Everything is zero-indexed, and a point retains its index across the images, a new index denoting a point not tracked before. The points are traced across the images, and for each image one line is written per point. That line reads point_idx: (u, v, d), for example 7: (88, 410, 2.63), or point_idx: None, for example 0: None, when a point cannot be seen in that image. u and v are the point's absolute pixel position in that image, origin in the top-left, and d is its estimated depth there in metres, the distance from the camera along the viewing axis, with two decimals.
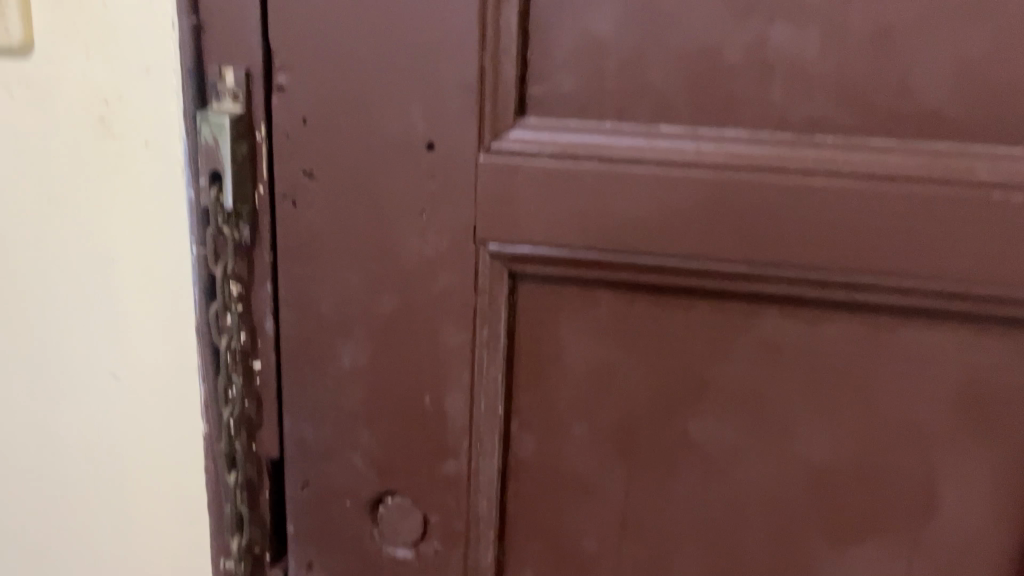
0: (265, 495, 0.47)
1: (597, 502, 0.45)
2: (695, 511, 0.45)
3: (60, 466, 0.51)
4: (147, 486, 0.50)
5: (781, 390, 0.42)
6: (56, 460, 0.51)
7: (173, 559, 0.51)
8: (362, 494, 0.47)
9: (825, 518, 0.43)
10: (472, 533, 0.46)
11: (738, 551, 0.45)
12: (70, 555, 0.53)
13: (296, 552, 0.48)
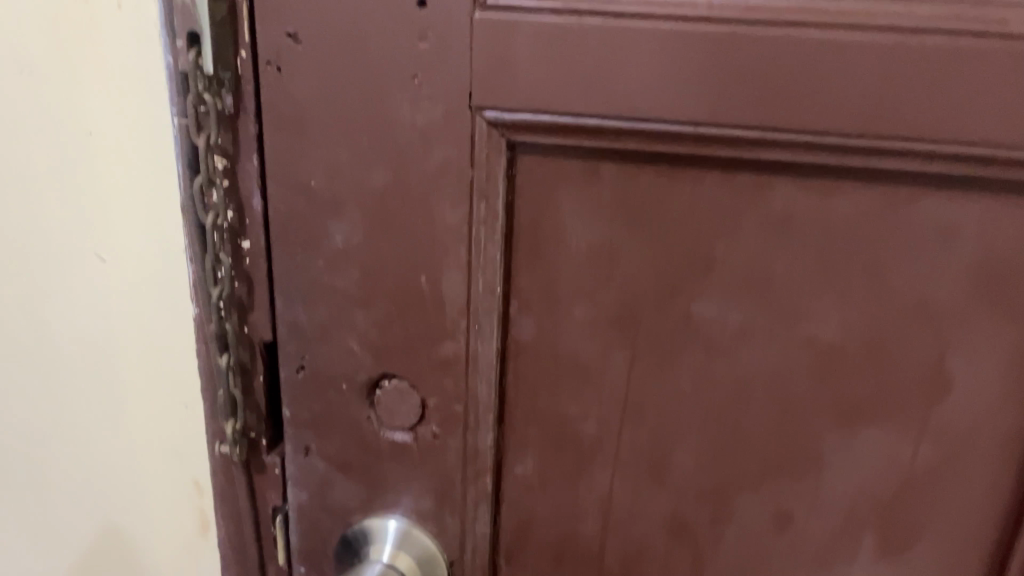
0: (259, 379, 0.46)
1: (598, 384, 0.44)
2: (699, 395, 0.43)
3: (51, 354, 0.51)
4: (137, 371, 0.49)
5: (793, 266, 0.40)
6: (46, 348, 0.50)
7: (171, 443, 0.50)
8: (359, 376, 0.46)
9: (833, 400, 0.42)
10: (471, 416, 0.45)
11: (741, 435, 0.43)
12: (71, 440, 0.53)
13: (294, 436, 0.48)
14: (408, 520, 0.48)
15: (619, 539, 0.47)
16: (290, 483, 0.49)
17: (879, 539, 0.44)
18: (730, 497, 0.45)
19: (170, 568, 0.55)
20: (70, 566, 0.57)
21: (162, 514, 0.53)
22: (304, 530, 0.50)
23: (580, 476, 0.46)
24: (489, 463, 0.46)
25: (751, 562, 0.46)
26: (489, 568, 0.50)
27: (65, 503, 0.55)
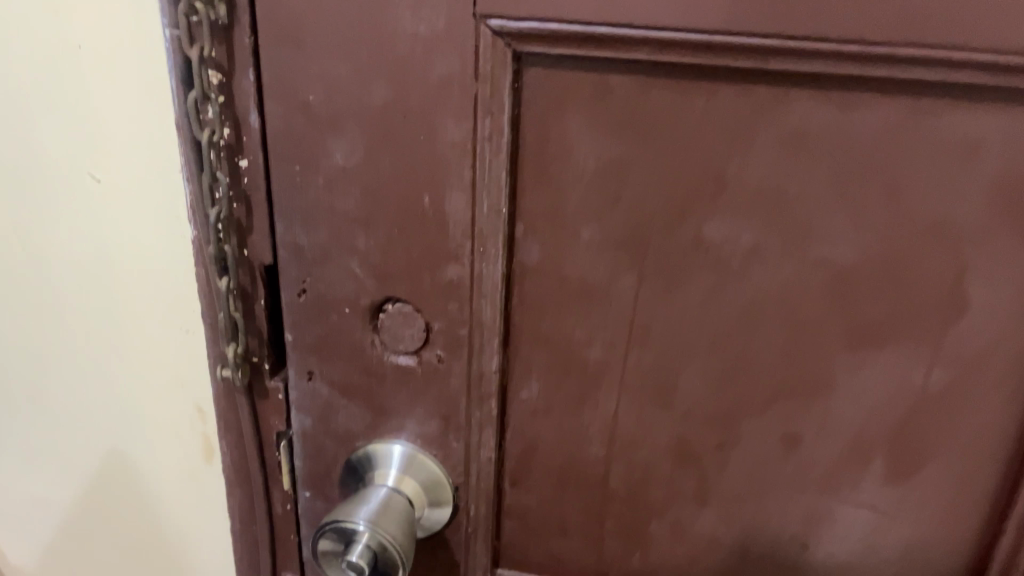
0: (260, 303, 0.46)
1: (605, 307, 0.43)
2: (708, 318, 0.42)
3: (49, 280, 0.50)
4: (136, 296, 0.48)
5: (809, 184, 0.38)
6: (44, 274, 0.50)
7: (173, 368, 0.50)
8: (362, 300, 0.45)
9: (845, 321, 0.41)
10: (476, 339, 0.45)
11: (750, 358, 0.42)
12: (71, 366, 0.52)
13: (296, 361, 0.47)
14: (413, 445, 0.48)
15: (624, 463, 0.47)
16: (293, 408, 0.49)
17: (887, 464, 0.43)
18: (736, 421, 0.44)
19: (175, 493, 0.55)
20: (78, 490, 0.57)
21: (165, 441, 0.53)
22: (309, 455, 0.50)
23: (585, 400, 0.46)
24: (494, 387, 0.46)
25: (758, 487, 0.46)
26: (494, 492, 0.50)
27: (70, 428, 0.55)
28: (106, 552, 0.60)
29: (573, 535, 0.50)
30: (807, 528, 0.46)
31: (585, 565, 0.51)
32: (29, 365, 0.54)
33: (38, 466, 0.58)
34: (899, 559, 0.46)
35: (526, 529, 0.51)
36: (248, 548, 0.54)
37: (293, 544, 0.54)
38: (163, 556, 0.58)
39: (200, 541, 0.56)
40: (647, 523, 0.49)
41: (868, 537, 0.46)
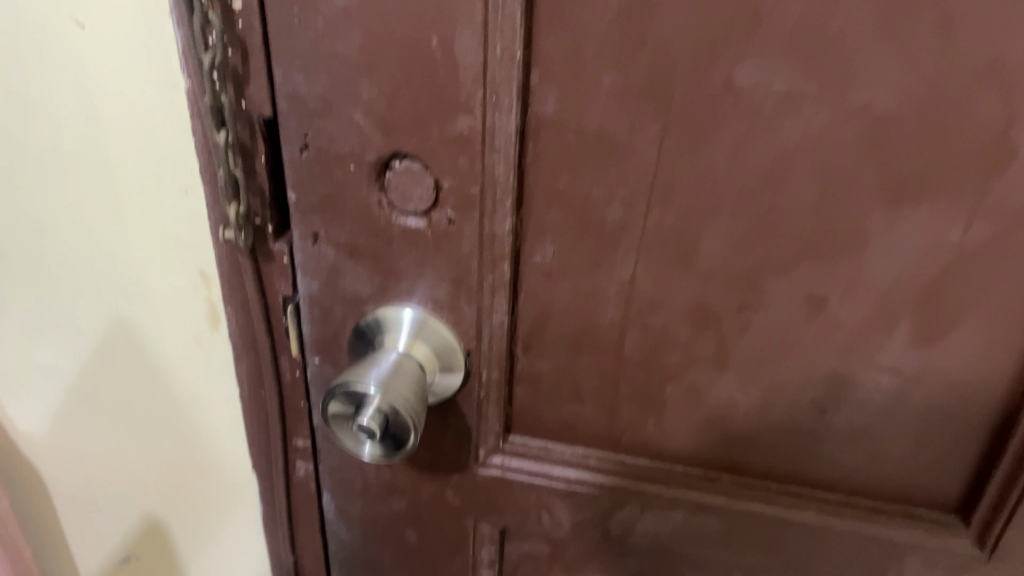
0: (260, 160, 0.44)
1: (625, 162, 0.40)
2: (734, 172, 0.40)
3: (35, 145, 0.47)
4: (129, 157, 0.46)
5: (856, 24, 0.35)
6: (29, 139, 0.47)
7: (172, 231, 0.48)
8: (367, 157, 0.42)
9: (880, 174, 0.38)
10: (488, 198, 0.42)
11: (776, 215, 0.40)
12: (63, 231, 0.50)
13: (300, 222, 0.45)
14: (423, 310, 0.47)
15: (640, 328, 0.46)
16: (299, 272, 0.47)
17: (914, 326, 0.42)
18: (758, 282, 0.43)
19: (182, 359, 0.54)
20: (83, 357, 0.57)
21: (169, 306, 0.52)
22: (316, 320, 0.49)
23: (602, 262, 0.44)
24: (506, 249, 0.44)
25: (777, 351, 0.45)
26: (506, 358, 0.48)
27: (69, 295, 0.54)
28: (116, 418, 0.60)
29: (586, 401, 0.50)
30: (826, 392, 0.45)
31: (598, 432, 0.51)
32: (16, 232, 0.52)
33: (40, 333, 0.57)
34: (919, 425, 0.45)
35: (538, 395, 0.50)
36: (258, 414, 0.54)
37: (303, 411, 0.53)
38: (174, 422, 0.58)
39: (210, 407, 0.56)
40: (663, 389, 0.48)
41: (889, 403, 0.45)
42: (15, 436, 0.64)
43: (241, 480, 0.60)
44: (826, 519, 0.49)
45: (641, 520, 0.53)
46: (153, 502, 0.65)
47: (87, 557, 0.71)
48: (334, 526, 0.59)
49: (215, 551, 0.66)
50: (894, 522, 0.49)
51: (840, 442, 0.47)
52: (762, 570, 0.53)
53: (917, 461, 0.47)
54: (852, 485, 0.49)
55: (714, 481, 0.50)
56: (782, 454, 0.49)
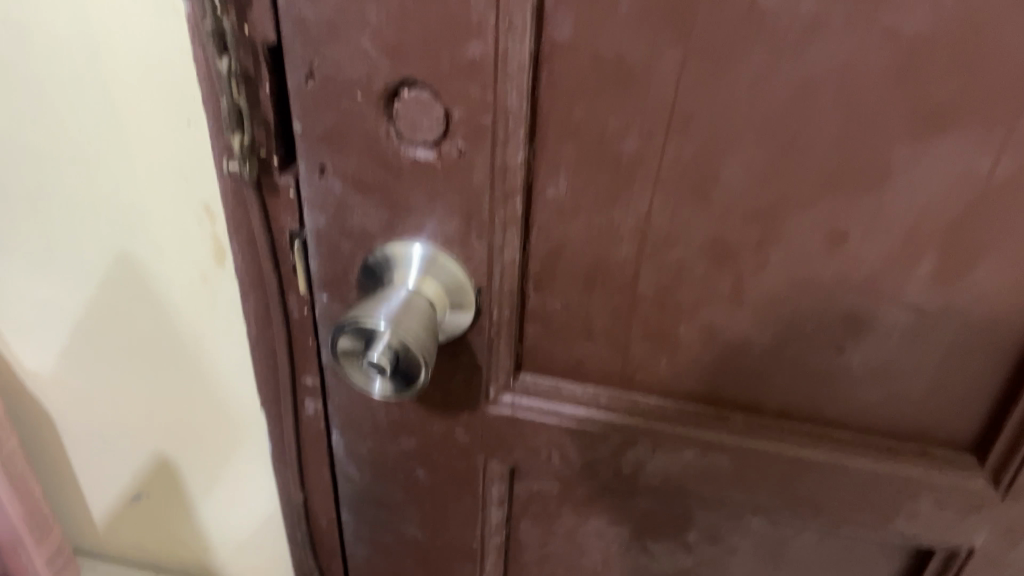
0: (264, 88, 0.42)
1: (644, 91, 0.39)
2: (758, 101, 0.38)
3: (33, 78, 0.46)
4: (132, 90, 0.44)
5: None
6: (27, 71, 0.46)
7: (176, 163, 0.47)
8: (374, 86, 0.40)
9: (911, 103, 0.37)
10: (499, 129, 0.41)
11: (800, 146, 0.39)
12: (63, 164, 0.49)
13: (307, 154, 0.44)
14: (433, 246, 0.46)
15: (655, 265, 0.45)
16: (305, 207, 0.46)
17: (937, 262, 0.41)
18: (778, 217, 0.41)
19: (188, 296, 0.54)
20: (88, 293, 0.56)
21: (173, 242, 0.51)
22: (323, 256, 0.48)
23: (617, 196, 0.43)
24: (519, 182, 0.43)
25: (796, 287, 0.44)
26: (517, 295, 0.48)
27: (72, 230, 0.53)
28: (123, 356, 0.60)
29: (598, 339, 0.49)
30: (844, 329, 0.45)
31: (610, 371, 0.50)
32: (16, 164, 0.50)
33: (44, 269, 0.56)
34: (937, 363, 0.45)
35: (549, 332, 0.49)
36: (267, 351, 0.54)
37: (311, 349, 0.53)
38: (181, 359, 0.58)
39: (219, 346, 0.56)
40: (677, 327, 0.47)
41: (908, 341, 0.44)
42: (22, 373, 0.64)
43: (249, 418, 0.60)
44: (839, 459, 0.49)
45: (652, 460, 0.53)
46: (162, 441, 0.65)
47: (98, 494, 0.72)
48: (343, 465, 0.59)
49: (224, 488, 0.67)
50: (908, 463, 0.48)
51: (856, 380, 0.46)
52: (773, 510, 0.53)
53: (934, 400, 0.46)
54: (866, 424, 0.48)
55: (727, 420, 0.50)
56: (796, 394, 0.48)
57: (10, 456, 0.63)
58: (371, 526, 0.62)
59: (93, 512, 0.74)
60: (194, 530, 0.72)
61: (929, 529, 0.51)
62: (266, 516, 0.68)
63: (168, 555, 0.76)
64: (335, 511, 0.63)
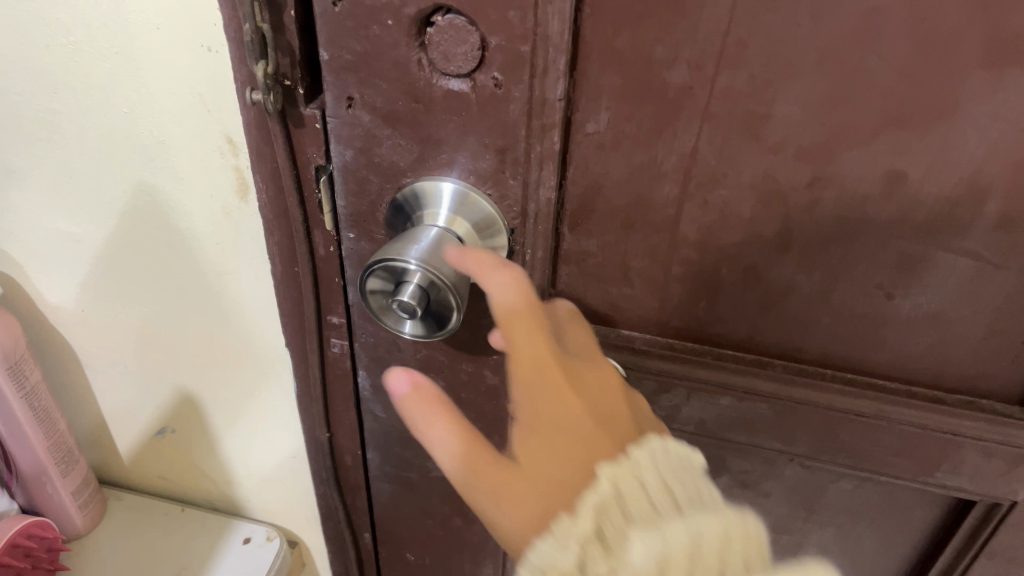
0: (290, 14, 0.39)
1: (695, 16, 0.36)
2: (819, 29, 0.35)
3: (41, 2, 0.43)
4: (146, 15, 0.42)
5: None
6: None
7: (194, 91, 0.45)
8: (406, 10, 0.38)
9: (988, 32, 0.34)
10: (538, 59, 0.38)
11: (862, 80, 0.36)
12: (77, 91, 0.47)
13: (334, 85, 0.42)
14: (465, 183, 0.44)
15: (699, 204, 0.43)
16: (332, 139, 0.44)
17: (1002, 205, 0.39)
18: (833, 155, 0.39)
19: (210, 230, 0.52)
20: (108, 225, 0.55)
21: (194, 174, 0.49)
22: (351, 191, 0.46)
23: (662, 131, 0.40)
24: (558, 116, 0.40)
25: (847, 229, 0.42)
26: (553, 236, 0.46)
27: (89, 160, 0.51)
28: (145, 291, 0.59)
29: (635, 281, 0.47)
30: (896, 274, 0.43)
31: (645, 313, 0.49)
32: (27, 90, 0.48)
33: (63, 200, 0.54)
34: (992, 311, 0.43)
35: (584, 274, 0.48)
36: (293, 287, 0.53)
37: (338, 288, 0.52)
38: (203, 294, 0.57)
39: (242, 282, 0.55)
40: (718, 269, 0.45)
41: (962, 285, 0.42)
42: (43, 305, 0.63)
43: (274, 355, 0.59)
44: (882, 408, 0.47)
45: (687, 406, 0.52)
46: (186, 376, 0.64)
47: (123, 427, 0.72)
48: (370, 403, 0.58)
49: (249, 424, 0.66)
50: (954, 413, 0.47)
51: (903, 326, 0.45)
52: (809, 458, 0.53)
53: (985, 348, 0.45)
54: (912, 371, 0.47)
55: (765, 365, 0.49)
56: (841, 340, 0.47)
57: (36, 390, 0.63)
58: (397, 464, 0.62)
59: (120, 444, 0.74)
60: (219, 463, 0.72)
61: (971, 480, 0.50)
62: (290, 451, 0.67)
63: (193, 487, 0.77)
64: (361, 449, 0.62)
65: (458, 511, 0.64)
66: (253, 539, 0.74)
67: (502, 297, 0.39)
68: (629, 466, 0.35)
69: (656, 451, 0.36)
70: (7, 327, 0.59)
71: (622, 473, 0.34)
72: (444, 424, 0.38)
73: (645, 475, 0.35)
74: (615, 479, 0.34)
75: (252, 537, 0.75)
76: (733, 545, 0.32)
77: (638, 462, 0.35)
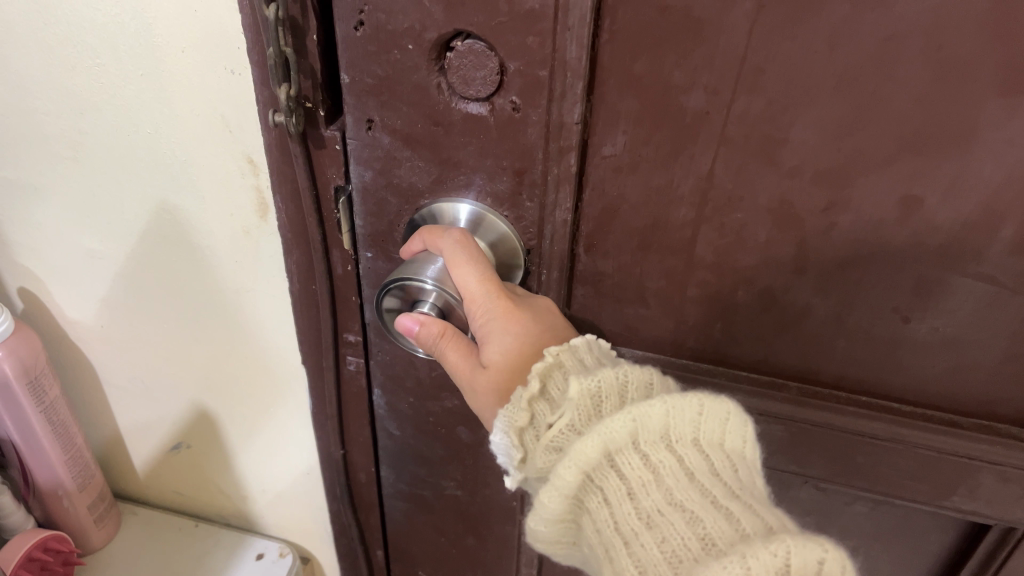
0: (312, 38, 0.40)
1: (712, 43, 0.36)
2: (836, 55, 0.35)
3: (68, 24, 0.44)
4: (172, 40, 0.43)
5: None
6: (62, 17, 0.44)
7: (218, 113, 0.45)
8: (427, 36, 0.38)
9: (1005, 60, 0.34)
10: (557, 84, 0.38)
11: (878, 106, 0.36)
12: (104, 111, 0.48)
13: (354, 108, 0.42)
14: (482, 205, 0.44)
15: (715, 227, 0.43)
16: (352, 161, 0.45)
17: (1018, 231, 0.39)
18: (849, 181, 0.39)
19: (229, 249, 0.53)
20: (129, 243, 0.56)
21: (216, 194, 0.50)
22: (370, 212, 0.47)
23: (679, 155, 0.40)
24: (575, 140, 0.40)
25: (863, 254, 0.42)
26: (569, 257, 0.46)
27: (112, 178, 0.52)
28: (163, 307, 0.59)
29: (650, 302, 0.48)
30: (911, 298, 0.43)
31: (659, 334, 0.49)
32: (53, 111, 0.49)
33: (86, 218, 0.55)
34: (1009, 335, 0.43)
35: (599, 295, 0.48)
36: (311, 305, 0.53)
37: (355, 306, 0.52)
38: (221, 311, 0.57)
39: (260, 300, 0.55)
40: (733, 292, 0.45)
41: (978, 310, 0.42)
42: (63, 321, 0.64)
43: (291, 372, 0.60)
44: (897, 431, 0.48)
45: None
46: (202, 392, 0.65)
47: (138, 441, 0.73)
48: (384, 421, 0.59)
49: (263, 440, 0.67)
50: (971, 438, 0.47)
51: (918, 350, 0.45)
52: (824, 479, 0.53)
53: (1001, 372, 0.45)
54: (927, 396, 0.47)
55: (781, 388, 0.49)
56: (856, 364, 0.47)
57: (55, 405, 0.63)
58: (411, 482, 0.62)
59: (136, 458, 0.75)
60: (233, 479, 0.73)
61: (986, 504, 0.51)
62: (303, 467, 0.68)
63: (207, 502, 0.77)
64: (375, 466, 0.63)
65: (471, 529, 0.64)
66: (266, 555, 0.75)
67: (444, 240, 0.41)
68: (569, 348, 0.40)
69: (591, 340, 0.41)
70: (29, 342, 0.60)
71: (564, 350, 0.39)
72: (453, 348, 0.42)
73: (584, 354, 0.40)
74: (558, 353, 0.39)
75: (266, 553, 0.75)
76: (656, 385, 0.37)
77: (576, 346, 0.40)
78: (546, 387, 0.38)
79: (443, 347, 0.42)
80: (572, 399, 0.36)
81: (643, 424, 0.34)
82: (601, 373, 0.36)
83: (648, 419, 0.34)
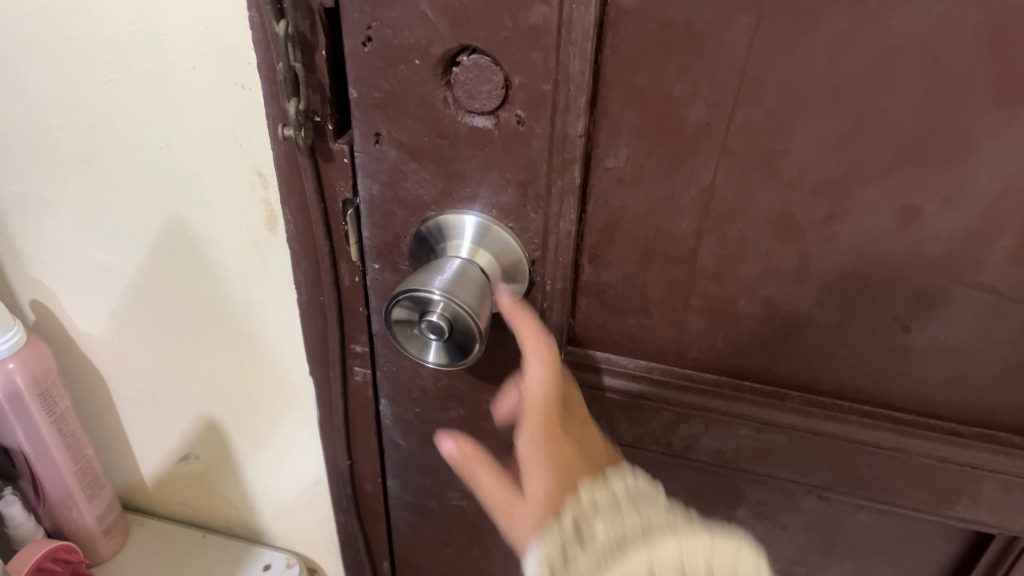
0: (320, 54, 0.41)
1: (712, 57, 0.37)
2: (834, 69, 0.36)
3: (83, 40, 0.45)
4: (184, 55, 0.43)
5: None
6: (77, 33, 0.45)
7: (228, 128, 0.46)
8: (433, 50, 0.39)
9: (1000, 72, 0.35)
10: (561, 97, 0.39)
11: (876, 117, 0.37)
12: (116, 125, 0.49)
13: (362, 121, 0.43)
14: (487, 216, 0.45)
15: (717, 238, 0.43)
16: (359, 174, 0.46)
17: (1017, 240, 0.40)
18: (849, 192, 0.40)
19: (238, 261, 0.54)
20: (139, 255, 0.56)
21: (225, 207, 0.51)
22: (376, 224, 0.47)
23: (680, 168, 0.41)
24: (578, 152, 0.41)
25: (863, 264, 0.42)
26: (572, 269, 0.47)
27: (123, 191, 0.53)
28: (172, 319, 0.60)
29: (653, 313, 0.48)
30: (912, 307, 0.43)
31: (663, 345, 0.50)
32: (66, 125, 0.50)
33: (97, 231, 0.56)
34: (1010, 344, 0.43)
35: (603, 306, 0.49)
36: (318, 316, 0.54)
37: (362, 317, 0.53)
38: (229, 322, 0.58)
39: (269, 311, 0.56)
40: (735, 301, 0.46)
41: (979, 320, 0.43)
42: (74, 332, 0.65)
43: (298, 384, 0.60)
44: (899, 440, 0.48)
45: (705, 436, 0.53)
46: (210, 403, 0.66)
47: (148, 452, 0.73)
48: (390, 431, 0.59)
49: (271, 452, 0.67)
50: (972, 446, 0.48)
51: (920, 360, 0.45)
52: (827, 489, 0.53)
53: (1002, 381, 0.45)
54: (929, 406, 0.47)
55: (783, 398, 0.49)
56: (858, 374, 0.47)
57: (65, 416, 0.64)
58: (417, 493, 0.63)
59: (144, 470, 0.75)
60: (241, 490, 0.73)
61: (990, 513, 0.51)
62: (311, 478, 0.68)
63: (214, 514, 0.77)
64: (381, 478, 0.63)
65: (478, 540, 0.65)
66: (273, 566, 0.75)
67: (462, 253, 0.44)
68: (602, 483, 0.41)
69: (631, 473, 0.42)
70: (40, 353, 0.61)
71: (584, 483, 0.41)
72: (484, 468, 0.44)
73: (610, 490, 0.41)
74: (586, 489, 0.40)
75: (273, 564, 0.75)
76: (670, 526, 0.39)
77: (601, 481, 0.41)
78: (577, 524, 0.38)
79: (476, 469, 0.44)
80: (595, 538, 0.37)
81: (660, 561, 0.36)
82: (619, 513, 0.38)
83: (664, 558, 0.36)
